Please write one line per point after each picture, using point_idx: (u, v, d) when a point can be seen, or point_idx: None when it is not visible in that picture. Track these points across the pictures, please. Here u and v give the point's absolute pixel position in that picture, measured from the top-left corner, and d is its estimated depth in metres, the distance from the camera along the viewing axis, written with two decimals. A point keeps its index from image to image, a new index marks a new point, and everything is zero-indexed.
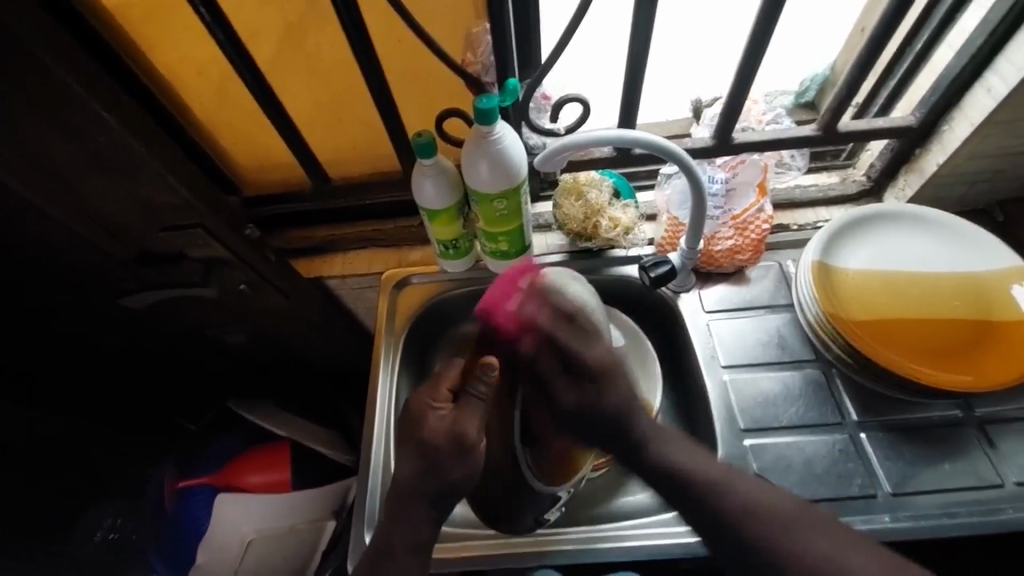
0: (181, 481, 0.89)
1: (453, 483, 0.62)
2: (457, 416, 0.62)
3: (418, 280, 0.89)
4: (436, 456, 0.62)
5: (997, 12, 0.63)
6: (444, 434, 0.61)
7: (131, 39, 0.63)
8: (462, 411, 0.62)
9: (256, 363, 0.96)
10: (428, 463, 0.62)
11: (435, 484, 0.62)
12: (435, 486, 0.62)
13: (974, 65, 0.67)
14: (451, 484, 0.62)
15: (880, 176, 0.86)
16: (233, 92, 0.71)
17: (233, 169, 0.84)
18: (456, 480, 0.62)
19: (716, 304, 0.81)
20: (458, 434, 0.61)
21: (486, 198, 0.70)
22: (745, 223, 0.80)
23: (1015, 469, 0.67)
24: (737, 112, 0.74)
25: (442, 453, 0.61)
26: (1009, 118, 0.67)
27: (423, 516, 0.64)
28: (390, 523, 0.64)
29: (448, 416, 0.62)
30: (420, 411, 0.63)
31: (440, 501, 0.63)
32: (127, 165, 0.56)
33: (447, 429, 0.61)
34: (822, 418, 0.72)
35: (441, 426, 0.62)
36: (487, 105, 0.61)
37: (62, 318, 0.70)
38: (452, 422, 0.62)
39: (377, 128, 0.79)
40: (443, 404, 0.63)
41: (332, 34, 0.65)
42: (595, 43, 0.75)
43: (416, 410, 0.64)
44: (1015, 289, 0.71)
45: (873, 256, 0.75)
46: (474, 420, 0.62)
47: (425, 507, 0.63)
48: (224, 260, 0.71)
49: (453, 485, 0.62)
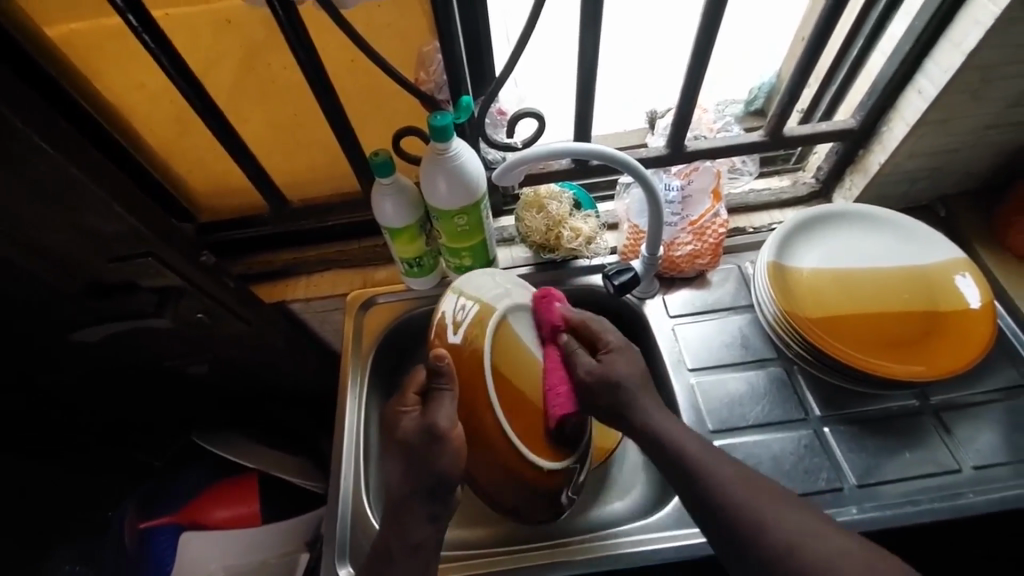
0: (144, 521, 0.87)
1: (439, 474, 0.60)
2: (425, 412, 0.62)
3: (384, 299, 0.88)
4: (414, 452, 0.61)
5: (921, 18, 0.66)
6: (414, 428, 0.62)
7: (77, 70, 0.62)
8: (431, 406, 0.62)
9: (223, 395, 0.93)
10: (415, 459, 0.61)
11: (416, 477, 0.61)
12: (422, 482, 0.60)
13: (905, 69, 0.71)
14: (432, 478, 0.60)
15: (829, 177, 0.89)
16: (185, 116, 0.70)
17: (189, 196, 0.83)
18: (445, 471, 0.60)
19: (680, 308, 0.82)
20: (427, 426, 0.61)
21: (446, 214, 0.70)
22: (702, 228, 0.82)
23: (972, 453, 0.69)
24: (687, 120, 0.76)
25: (417, 446, 0.61)
26: (940, 118, 0.71)
27: (423, 516, 0.62)
28: (391, 528, 0.62)
29: (417, 416, 0.62)
30: (396, 416, 0.64)
31: (432, 494, 0.61)
32: (72, 196, 0.54)
33: (418, 422, 0.62)
34: (786, 414, 0.74)
35: (414, 420, 0.62)
36: (442, 122, 0.62)
37: (12, 358, 0.67)
38: (421, 418, 0.62)
39: (334, 150, 0.79)
40: (413, 407, 0.64)
41: (284, 55, 0.65)
42: (546, 60, 0.77)
43: (390, 418, 0.65)
44: (959, 279, 0.74)
45: (824, 255, 0.77)
46: (444, 410, 0.62)
47: (417, 499, 0.61)
48: (179, 288, 0.69)
49: (442, 479, 0.60)
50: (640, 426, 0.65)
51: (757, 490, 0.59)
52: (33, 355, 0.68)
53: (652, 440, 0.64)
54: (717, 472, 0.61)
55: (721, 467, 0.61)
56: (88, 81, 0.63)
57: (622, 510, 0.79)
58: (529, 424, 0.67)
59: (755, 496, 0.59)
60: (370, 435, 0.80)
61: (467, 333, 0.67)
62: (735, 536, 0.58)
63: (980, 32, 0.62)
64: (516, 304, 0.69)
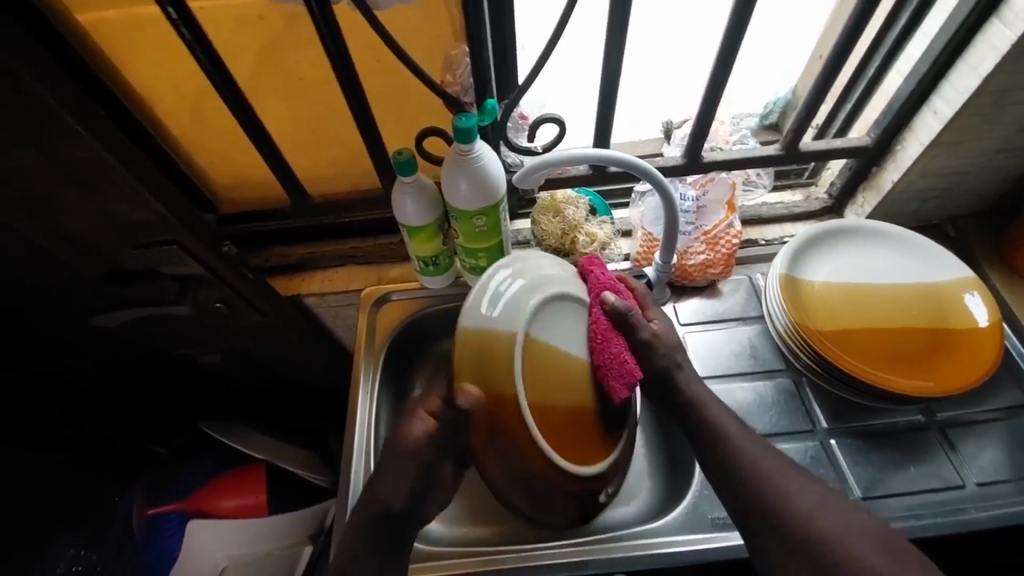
0: (150, 507, 0.88)
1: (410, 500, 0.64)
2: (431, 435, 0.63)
3: (398, 297, 0.89)
4: (403, 471, 0.63)
5: (940, 40, 0.67)
6: (412, 445, 0.63)
7: (107, 56, 0.63)
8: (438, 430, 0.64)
9: (234, 387, 0.94)
10: (400, 471, 0.63)
11: (389, 483, 0.63)
12: (397, 498, 0.63)
13: (921, 90, 0.72)
14: (407, 490, 0.63)
15: (841, 193, 0.90)
16: (210, 110, 0.72)
17: (210, 187, 0.84)
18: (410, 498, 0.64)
19: (690, 317, 0.84)
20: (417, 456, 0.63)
21: (465, 214, 0.71)
22: (715, 238, 0.83)
23: (976, 470, 0.70)
24: (706, 131, 0.77)
25: (406, 464, 0.63)
26: (955, 139, 0.72)
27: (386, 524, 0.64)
28: (353, 515, 0.65)
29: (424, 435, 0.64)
30: (397, 433, 0.65)
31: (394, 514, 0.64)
32: (103, 182, 0.55)
33: (418, 438, 0.63)
34: (793, 425, 0.75)
35: (414, 434, 0.64)
36: (466, 123, 0.63)
37: (32, 341, 0.68)
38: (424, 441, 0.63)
39: (356, 148, 0.80)
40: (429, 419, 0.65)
41: (314, 52, 0.66)
42: (570, 67, 0.78)
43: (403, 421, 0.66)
44: (968, 298, 0.75)
45: (834, 270, 0.78)
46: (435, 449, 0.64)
47: (378, 504, 0.64)
48: (199, 277, 0.70)
49: (402, 502, 0.64)
50: (678, 388, 0.68)
51: (772, 460, 0.63)
52: (49, 340, 0.69)
53: (686, 405, 0.68)
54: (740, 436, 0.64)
55: (741, 434, 0.65)
56: (118, 68, 0.64)
57: (627, 515, 0.79)
58: (564, 433, 0.63)
59: (777, 464, 0.62)
60: (379, 430, 0.81)
61: (494, 359, 0.60)
62: (758, 500, 0.60)
63: (996, 58, 0.63)
64: (546, 303, 0.63)
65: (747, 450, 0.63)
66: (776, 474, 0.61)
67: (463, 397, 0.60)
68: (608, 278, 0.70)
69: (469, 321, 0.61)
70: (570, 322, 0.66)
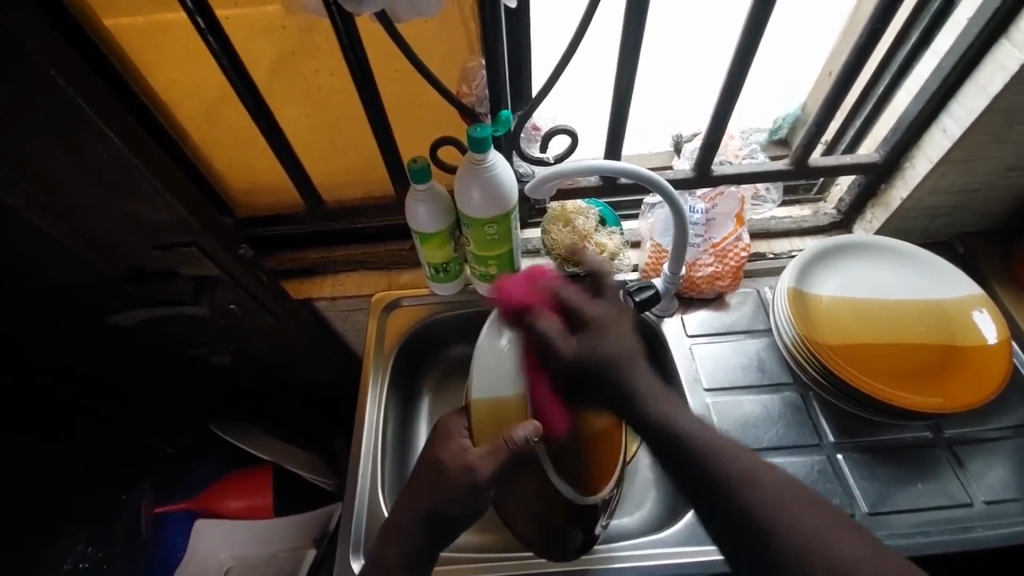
0: (158, 506, 0.90)
1: (450, 514, 0.61)
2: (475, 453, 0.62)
3: (408, 302, 0.90)
4: (444, 484, 0.61)
5: (949, 60, 0.68)
6: (457, 466, 0.62)
7: (133, 61, 0.64)
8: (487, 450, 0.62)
9: (244, 389, 0.95)
10: (442, 493, 0.61)
11: (430, 502, 0.61)
12: (432, 512, 0.61)
13: (930, 108, 0.73)
14: (448, 514, 0.61)
15: (850, 209, 0.91)
16: (230, 115, 0.73)
17: (227, 190, 0.86)
18: (454, 514, 0.61)
19: (697, 329, 0.84)
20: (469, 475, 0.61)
21: (477, 222, 0.72)
22: (724, 251, 0.84)
23: (984, 488, 0.70)
24: (716, 145, 0.78)
25: (452, 487, 0.61)
26: (963, 157, 0.73)
27: (415, 536, 0.62)
28: (384, 539, 0.63)
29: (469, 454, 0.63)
30: (444, 449, 0.64)
31: (432, 526, 0.62)
32: (127, 184, 0.57)
33: (464, 459, 0.62)
34: (800, 439, 0.75)
35: (459, 454, 0.63)
36: (480, 134, 0.64)
37: (52, 338, 0.70)
38: (469, 459, 0.62)
39: (371, 154, 0.82)
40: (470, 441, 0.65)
41: (334, 61, 0.68)
42: (583, 80, 0.79)
43: (443, 435, 0.66)
44: (976, 315, 0.75)
45: (842, 284, 0.79)
46: (490, 463, 0.61)
47: (415, 525, 0.62)
48: (215, 278, 0.71)
49: (448, 518, 0.61)
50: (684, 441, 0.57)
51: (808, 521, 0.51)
52: (63, 336, 0.70)
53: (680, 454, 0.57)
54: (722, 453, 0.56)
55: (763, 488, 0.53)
56: (143, 73, 0.66)
57: (631, 525, 0.79)
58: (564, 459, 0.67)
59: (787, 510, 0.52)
60: (387, 433, 0.81)
61: (506, 417, 0.66)
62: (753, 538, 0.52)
63: (1005, 77, 0.63)
64: None
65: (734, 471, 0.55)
66: (763, 496, 0.53)
67: (519, 431, 0.61)
68: (527, 294, 0.66)
69: (480, 390, 0.67)
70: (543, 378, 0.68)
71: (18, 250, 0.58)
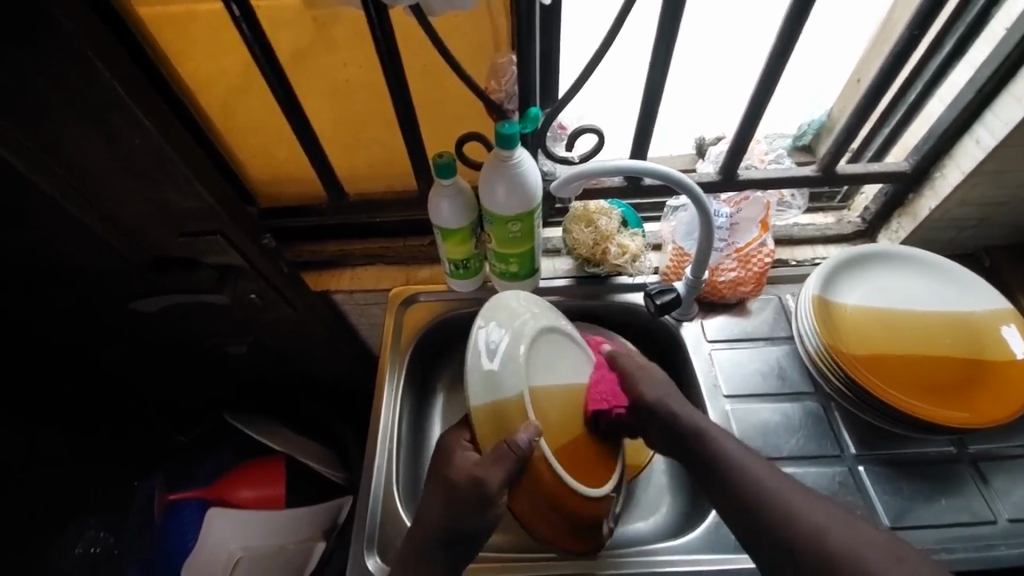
0: (171, 493, 0.90)
1: (472, 530, 0.60)
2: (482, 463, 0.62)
3: (425, 298, 0.89)
4: (456, 496, 0.61)
5: (987, 69, 0.67)
6: (463, 478, 0.61)
7: (163, 50, 0.64)
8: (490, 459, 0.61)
9: (259, 379, 0.95)
10: (456, 503, 0.60)
11: (443, 496, 0.62)
12: (445, 515, 0.61)
13: (964, 117, 0.72)
14: (461, 527, 0.60)
15: (875, 218, 0.90)
16: (256, 104, 0.73)
17: (250, 181, 0.86)
18: (466, 528, 0.60)
19: (718, 334, 0.83)
20: (479, 483, 0.60)
21: (501, 219, 0.72)
22: (747, 256, 0.83)
23: (1009, 506, 0.69)
24: (743, 148, 0.77)
25: (460, 499, 0.60)
26: (998, 168, 0.72)
27: (434, 544, 0.61)
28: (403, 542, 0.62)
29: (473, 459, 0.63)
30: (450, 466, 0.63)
31: (454, 541, 0.61)
32: (156, 171, 0.57)
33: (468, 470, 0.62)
34: (821, 449, 0.74)
35: (465, 466, 0.62)
36: (508, 130, 0.64)
37: (73, 323, 0.70)
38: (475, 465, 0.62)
39: (395, 149, 0.82)
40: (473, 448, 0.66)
41: (364, 54, 0.67)
42: (611, 79, 0.79)
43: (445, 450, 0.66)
44: (1005, 330, 0.74)
45: (868, 293, 0.78)
46: (499, 473, 0.61)
47: (433, 525, 0.61)
48: (237, 268, 0.71)
49: (463, 533, 0.60)
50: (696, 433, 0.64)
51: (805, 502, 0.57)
52: (82, 319, 0.70)
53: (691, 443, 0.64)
54: (740, 462, 0.61)
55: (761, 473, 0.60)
56: (170, 61, 0.66)
57: (646, 530, 0.79)
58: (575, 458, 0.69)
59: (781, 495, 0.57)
60: (402, 430, 0.81)
61: (505, 419, 0.64)
62: (759, 525, 0.57)
63: None
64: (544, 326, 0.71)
65: (752, 482, 0.59)
66: (778, 496, 0.57)
67: (519, 434, 0.62)
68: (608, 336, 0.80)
69: (478, 394, 0.65)
70: (569, 356, 0.73)
71: (44, 233, 0.58)
